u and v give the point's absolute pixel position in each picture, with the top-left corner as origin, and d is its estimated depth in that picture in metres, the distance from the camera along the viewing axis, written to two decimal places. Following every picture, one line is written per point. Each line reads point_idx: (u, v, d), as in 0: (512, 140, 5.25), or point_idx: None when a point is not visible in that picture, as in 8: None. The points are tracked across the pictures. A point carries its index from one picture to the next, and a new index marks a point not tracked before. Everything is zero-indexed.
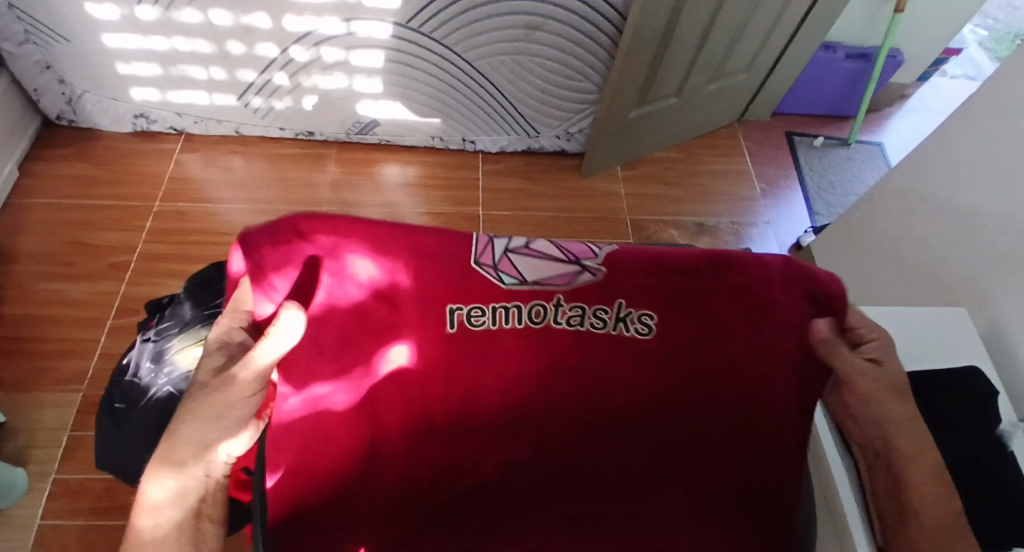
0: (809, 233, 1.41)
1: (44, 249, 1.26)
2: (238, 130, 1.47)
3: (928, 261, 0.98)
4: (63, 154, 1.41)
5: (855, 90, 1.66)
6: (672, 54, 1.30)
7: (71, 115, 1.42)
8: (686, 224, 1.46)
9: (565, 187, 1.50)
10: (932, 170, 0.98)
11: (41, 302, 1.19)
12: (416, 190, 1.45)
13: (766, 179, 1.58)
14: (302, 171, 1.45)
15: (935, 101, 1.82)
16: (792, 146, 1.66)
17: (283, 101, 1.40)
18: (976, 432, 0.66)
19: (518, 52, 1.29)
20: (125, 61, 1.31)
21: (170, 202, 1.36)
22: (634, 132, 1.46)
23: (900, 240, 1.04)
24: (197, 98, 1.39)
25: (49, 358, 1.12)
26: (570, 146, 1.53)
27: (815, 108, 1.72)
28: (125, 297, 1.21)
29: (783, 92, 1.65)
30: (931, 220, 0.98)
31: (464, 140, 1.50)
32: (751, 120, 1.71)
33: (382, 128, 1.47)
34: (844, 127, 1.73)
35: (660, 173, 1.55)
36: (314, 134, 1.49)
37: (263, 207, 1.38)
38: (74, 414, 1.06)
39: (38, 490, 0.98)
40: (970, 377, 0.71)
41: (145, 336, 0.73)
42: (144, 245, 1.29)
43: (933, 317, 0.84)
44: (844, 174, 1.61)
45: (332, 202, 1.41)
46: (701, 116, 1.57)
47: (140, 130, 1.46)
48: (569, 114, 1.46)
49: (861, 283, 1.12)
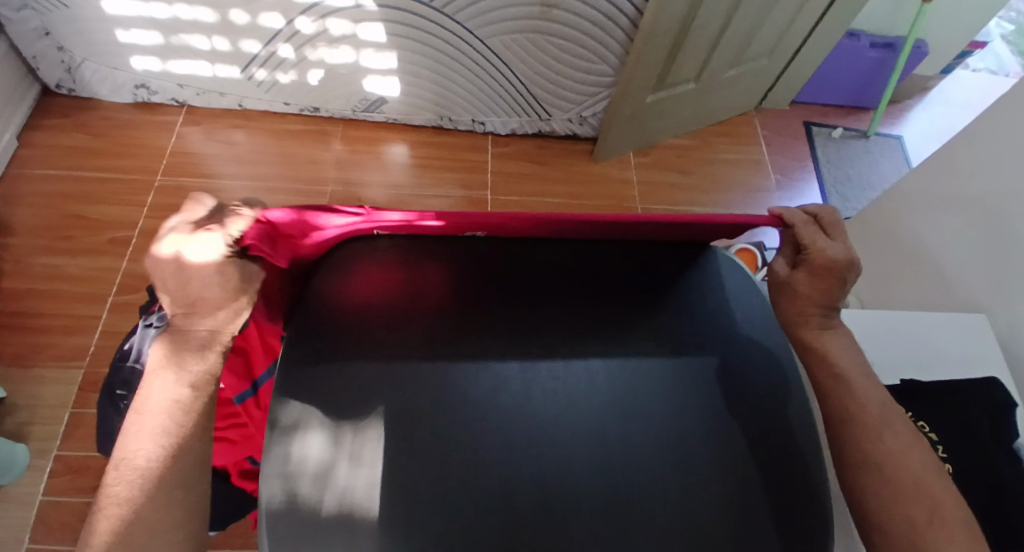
0: None
1: (44, 222, 1.23)
2: (241, 104, 1.43)
3: (947, 265, 0.95)
4: (63, 124, 1.37)
5: (877, 80, 1.61)
6: (692, 39, 1.25)
7: (71, 84, 1.38)
8: (698, 215, 1.43)
9: (576, 172, 1.46)
10: (956, 170, 0.95)
11: (41, 277, 1.17)
12: (422, 171, 1.42)
13: (781, 170, 1.54)
14: (305, 149, 1.42)
15: (957, 94, 1.77)
16: (810, 136, 1.62)
17: (287, 74, 1.35)
18: (994, 444, 0.66)
19: (531, 31, 1.25)
20: (125, 28, 1.26)
21: (171, 176, 1.33)
22: (649, 118, 1.42)
23: (918, 239, 1.01)
24: (200, 69, 1.35)
25: (51, 333, 1.11)
26: (582, 130, 1.49)
27: (832, 97, 1.67)
28: (125, 274, 1.19)
29: (803, 80, 1.60)
30: (953, 220, 0.95)
31: (473, 120, 1.46)
32: (768, 108, 1.66)
33: (389, 106, 1.43)
34: (863, 118, 1.68)
35: (673, 160, 1.51)
36: (318, 110, 1.45)
37: (267, 184, 1.35)
38: (74, 391, 1.05)
39: (38, 467, 0.98)
40: (991, 387, 0.70)
41: (148, 321, 0.71)
42: (144, 220, 1.26)
43: (951, 322, 0.83)
44: (861, 167, 1.58)
45: (337, 182, 1.37)
46: (718, 102, 1.53)
47: (140, 101, 1.42)
48: (583, 98, 1.41)
49: (875, 282, 1.10)
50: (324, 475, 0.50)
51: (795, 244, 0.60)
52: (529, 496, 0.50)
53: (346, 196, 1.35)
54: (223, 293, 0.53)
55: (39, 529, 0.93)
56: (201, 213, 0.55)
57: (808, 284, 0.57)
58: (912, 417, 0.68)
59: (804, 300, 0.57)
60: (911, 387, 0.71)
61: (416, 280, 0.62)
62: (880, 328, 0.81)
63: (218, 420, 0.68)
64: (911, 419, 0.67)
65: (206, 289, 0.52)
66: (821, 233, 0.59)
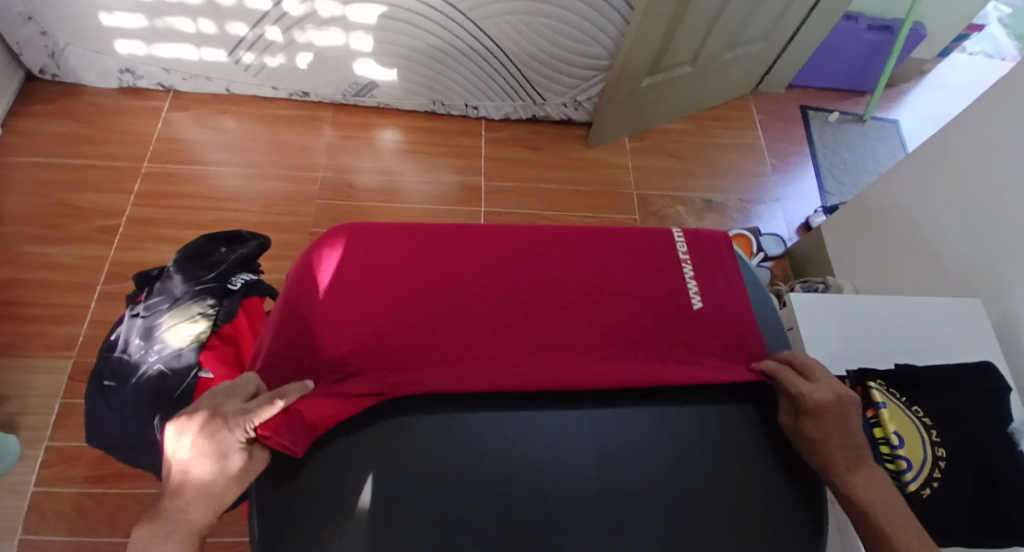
0: (820, 212, 1.39)
1: (30, 209, 1.21)
2: (229, 88, 1.40)
3: (942, 250, 0.95)
4: (48, 110, 1.34)
5: (874, 64, 1.60)
6: (688, 22, 1.23)
7: (55, 69, 1.34)
8: (694, 201, 1.42)
9: (571, 158, 1.45)
10: (952, 153, 0.94)
11: (29, 266, 1.15)
12: (415, 157, 1.40)
13: (777, 154, 1.53)
14: (296, 134, 1.39)
15: (953, 77, 1.75)
16: (806, 120, 1.61)
17: (276, 58, 1.32)
18: (987, 427, 0.66)
19: (525, 13, 1.22)
20: (108, 11, 1.23)
21: (159, 163, 1.31)
22: (644, 102, 1.40)
23: (914, 223, 1.01)
24: (186, 53, 1.32)
25: (40, 323, 1.09)
26: (577, 115, 1.48)
27: (829, 81, 1.66)
28: (114, 262, 1.17)
29: (800, 63, 1.58)
30: (948, 204, 0.94)
31: (467, 105, 1.44)
32: (764, 92, 1.65)
33: (380, 91, 1.40)
34: (859, 102, 1.67)
35: (669, 145, 1.50)
36: (308, 95, 1.42)
37: (257, 170, 1.32)
38: (65, 380, 1.04)
39: (29, 457, 0.97)
40: (985, 370, 0.70)
41: (133, 311, 0.70)
42: (132, 208, 1.24)
43: (946, 307, 0.83)
44: (857, 151, 1.57)
45: (329, 168, 1.35)
46: (714, 86, 1.51)
47: (126, 86, 1.39)
48: (578, 81, 1.39)
49: (870, 267, 1.10)
50: (327, 503, 0.52)
51: (788, 392, 0.58)
52: (524, 486, 0.55)
53: (338, 182, 1.33)
54: (213, 484, 0.46)
55: (32, 518, 0.92)
56: (232, 387, 0.52)
57: (837, 435, 0.54)
58: (907, 403, 0.67)
59: (831, 445, 0.54)
60: (907, 372, 0.70)
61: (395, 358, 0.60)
62: (875, 313, 0.81)
63: None
64: (905, 405, 0.67)
65: (198, 472, 0.45)
66: (801, 377, 0.59)
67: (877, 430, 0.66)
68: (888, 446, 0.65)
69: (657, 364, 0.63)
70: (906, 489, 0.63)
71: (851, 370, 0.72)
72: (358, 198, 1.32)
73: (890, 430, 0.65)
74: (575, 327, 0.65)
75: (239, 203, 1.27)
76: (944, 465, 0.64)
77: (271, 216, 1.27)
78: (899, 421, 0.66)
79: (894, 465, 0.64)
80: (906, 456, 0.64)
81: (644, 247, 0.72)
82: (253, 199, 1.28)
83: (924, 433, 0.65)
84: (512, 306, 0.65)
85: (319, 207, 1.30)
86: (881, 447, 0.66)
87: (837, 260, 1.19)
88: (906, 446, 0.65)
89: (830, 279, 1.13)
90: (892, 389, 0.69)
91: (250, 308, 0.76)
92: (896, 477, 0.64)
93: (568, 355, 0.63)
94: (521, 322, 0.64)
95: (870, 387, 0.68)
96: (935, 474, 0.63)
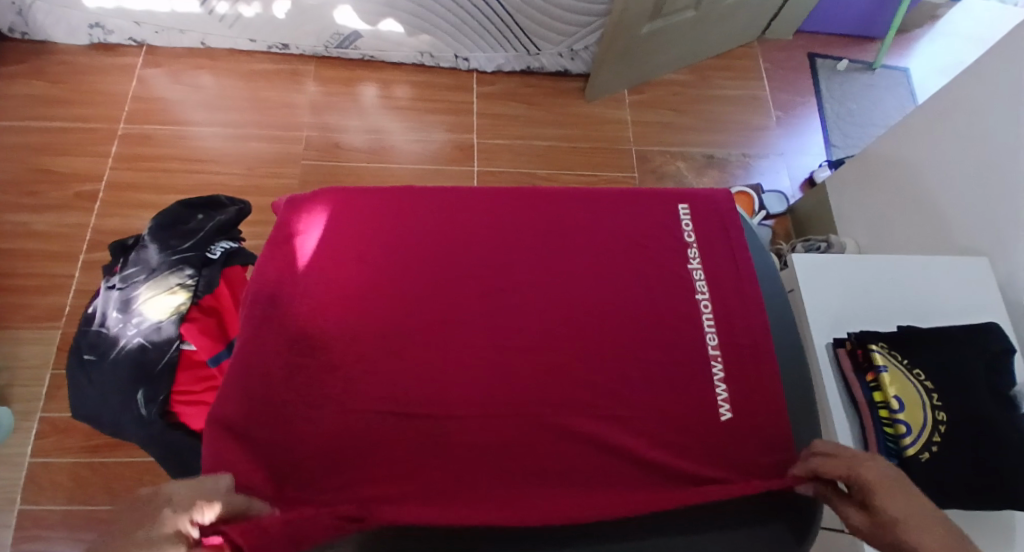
0: (823, 166, 1.34)
1: (5, 176, 1.16)
2: (205, 42, 1.32)
3: (949, 205, 0.91)
4: (16, 70, 1.27)
5: (887, 7, 1.51)
6: None
7: (24, 27, 1.26)
8: (694, 156, 1.37)
9: (568, 113, 1.38)
10: (966, 104, 0.89)
11: (8, 235, 1.11)
12: (404, 114, 1.34)
13: (782, 106, 1.47)
14: (278, 91, 1.33)
15: (968, 21, 1.66)
16: (814, 69, 1.53)
17: (251, 7, 1.24)
18: (990, 391, 0.65)
19: None
20: None
21: (136, 124, 1.25)
22: (644, 51, 1.33)
23: (921, 178, 0.96)
24: (156, 4, 1.23)
25: (24, 294, 1.07)
26: (574, 67, 1.40)
27: (839, 26, 1.57)
28: (96, 230, 1.14)
29: (809, 7, 1.49)
30: (958, 157, 0.90)
31: (457, 57, 1.36)
32: (770, 39, 1.56)
33: (364, 42, 1.33)
34: (869, 48, 1.59)
35: (669, 98, 1.43)
36: (289, 47, 1.34)
37: (238, 130, 1.27)
38: (54, 351, 1.03)
39: (24, 429, 0.97)
40: (990, 331, 0.68)
41: (110, 283, 0.67)
42: (110, 172, 1.19)
43: (952, 266, 0.80)
44: (865, 102, 1.50)
45: (313, 126, 1.30)
46: (717, 33, 1.43)
47: (97, 42, 1.31)
48: (574, 30, 1.31)
49: (874, 224, 1.06)
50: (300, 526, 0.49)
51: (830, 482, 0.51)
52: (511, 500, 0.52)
53: (324, 142, 1.28)
54: None
55: (31, 488, 0.93)
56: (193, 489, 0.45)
57: (917, 512, 0.45)
58: (908, 366, 0.66)
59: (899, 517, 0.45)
60: (910, 333, 0.69)
61: (378, 381, 0.57)
62: (880, 273, 0.78)
63: (194, 384, 0.67)
64: (907, 368, 0.66)
65: None
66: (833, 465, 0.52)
67: (876, 393, 0.66)
68: (887, 410, 0.64)
69: (655, 379, 0.59)
70: (903, 453, 0.62)
71: (851, 333, 0.71)
72: (345, 158, 1.27)
73: (889, 394, 0.64)
74: (575, 348, 0.61)
75: (221, 165, 1.22)
76: (944, 429, 0.63)
77: (255, 179, 1.22)
78: (900, 385, 0.65)
79: (893, 430, 0.64)
80: (906, 421, 0.63)
81: (640, 250, 0.69)
82: (236, 161, 1.23)
83: (925, 397, 0.64)
84: (504, 334, 0.61)
85: (305, 168, 1.25)
86: (880, 410, 0.65)
87: (840, 218, 1.16)
88: (906, 410, 0.63)
89: (832, 238, 1.10)
90: (894, 352, 0.68)
91: (232, 277, 0.72)
92: (894, 441, 0.63)
93: (567, 380, 0.59)
94: (515, 351, 0.60)
95: (872, 349, 0.67)
96: (935, 438, 0.62)
